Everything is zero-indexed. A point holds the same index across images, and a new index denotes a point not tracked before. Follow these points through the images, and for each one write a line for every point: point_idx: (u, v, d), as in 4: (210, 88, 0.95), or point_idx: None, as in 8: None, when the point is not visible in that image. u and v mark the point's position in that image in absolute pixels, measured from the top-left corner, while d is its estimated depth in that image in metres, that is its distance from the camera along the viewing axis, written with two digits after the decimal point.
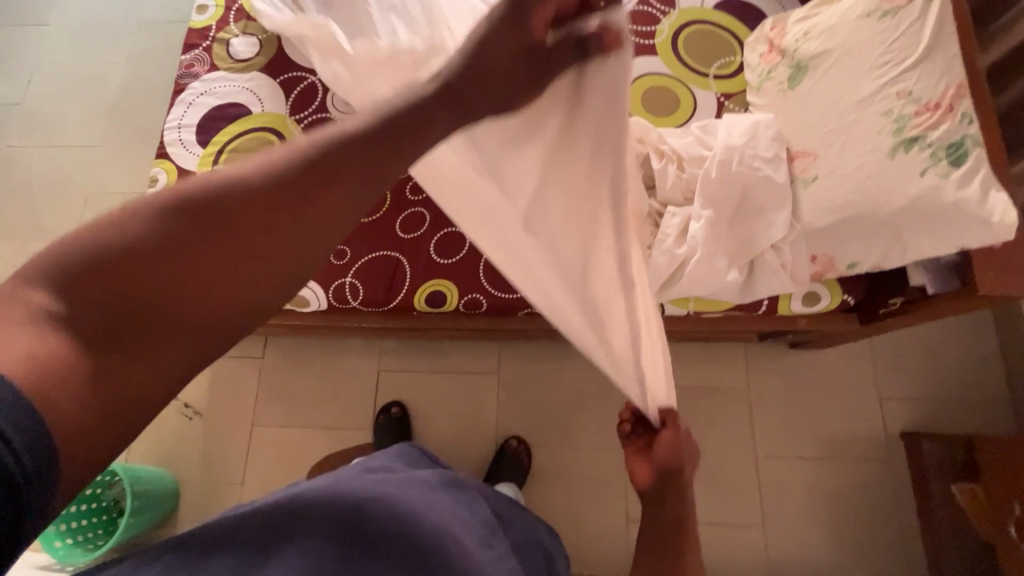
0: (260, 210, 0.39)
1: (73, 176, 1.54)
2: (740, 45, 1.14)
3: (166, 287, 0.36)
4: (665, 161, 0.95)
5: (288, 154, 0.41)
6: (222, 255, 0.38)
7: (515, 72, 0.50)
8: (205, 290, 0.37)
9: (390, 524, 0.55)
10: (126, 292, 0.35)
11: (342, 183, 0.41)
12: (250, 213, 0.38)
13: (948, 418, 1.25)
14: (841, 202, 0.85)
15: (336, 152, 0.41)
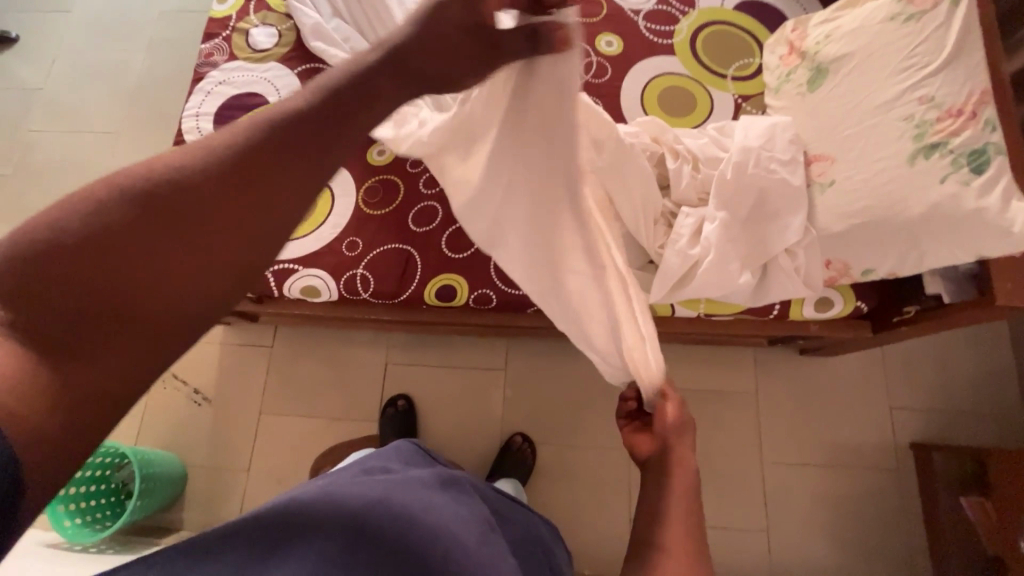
0: (201, 199, 0.37)
1: (91, 161, 1.56)
2: (760, 47, 1.13)
3: (108, 287, 0.35)
4: (680, 161, 0.95)
5: (226, 139, 0.39)
6: (166, 250, 0.37)
7: (464, 48, 0.47)
8: (143, 294, 0.36)
9: (389, 524, 0.56)
10: (68, 292, 0.34)
11: (287, 163, 0.39)
12: (191, 204, 0.37)
13: (959, 430, 1.23)
14: (858, 207, 0.84)
15: (276, 132, 0.39)
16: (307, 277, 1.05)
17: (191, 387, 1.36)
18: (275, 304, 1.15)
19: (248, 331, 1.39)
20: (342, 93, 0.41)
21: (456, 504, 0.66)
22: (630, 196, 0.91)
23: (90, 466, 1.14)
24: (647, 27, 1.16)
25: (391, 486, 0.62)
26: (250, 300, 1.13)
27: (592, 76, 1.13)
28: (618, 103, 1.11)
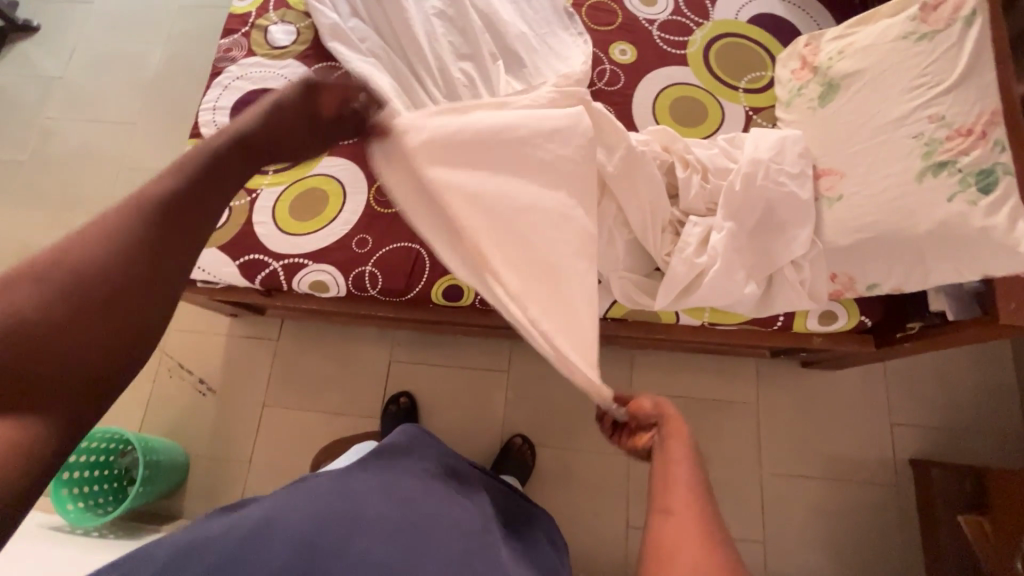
0: (92, 278, 0.43)
1: (107, 151, 1.59)
2: (772, 60, 1.14)
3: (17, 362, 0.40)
4: (690, 171, 0.96)
5: (103, 225, 0.45)
6: (65, 323, 0.42)
7: (292, 141, 0.56)
8: (51, 361, 0.41)
9: (380, 516, 0.61)
10: None
11: (164, 237, 0.46)
12: (83, 283, 0.43)
13: (959, 448, 1.23)
14: (865, 221, 0.84)
15: (147, 214, 0.46)
16: (316, 272, 1.06)
17: (197, 376, 1.37)
18: (283, 298, 1.16)
19: (255, 323, 1.41)
20: (201, 178, 0.49)
21: (450, 496, 0.68)
22: (639, 203, 0.92)
23: (92, 450, 1.16)
24: (661, 37, 1.17)
25: (378, 486, 0.65)
26: (259, 292, 1.14)
27: (604, 84, 1.14)
28: (629, 111, 1.12)
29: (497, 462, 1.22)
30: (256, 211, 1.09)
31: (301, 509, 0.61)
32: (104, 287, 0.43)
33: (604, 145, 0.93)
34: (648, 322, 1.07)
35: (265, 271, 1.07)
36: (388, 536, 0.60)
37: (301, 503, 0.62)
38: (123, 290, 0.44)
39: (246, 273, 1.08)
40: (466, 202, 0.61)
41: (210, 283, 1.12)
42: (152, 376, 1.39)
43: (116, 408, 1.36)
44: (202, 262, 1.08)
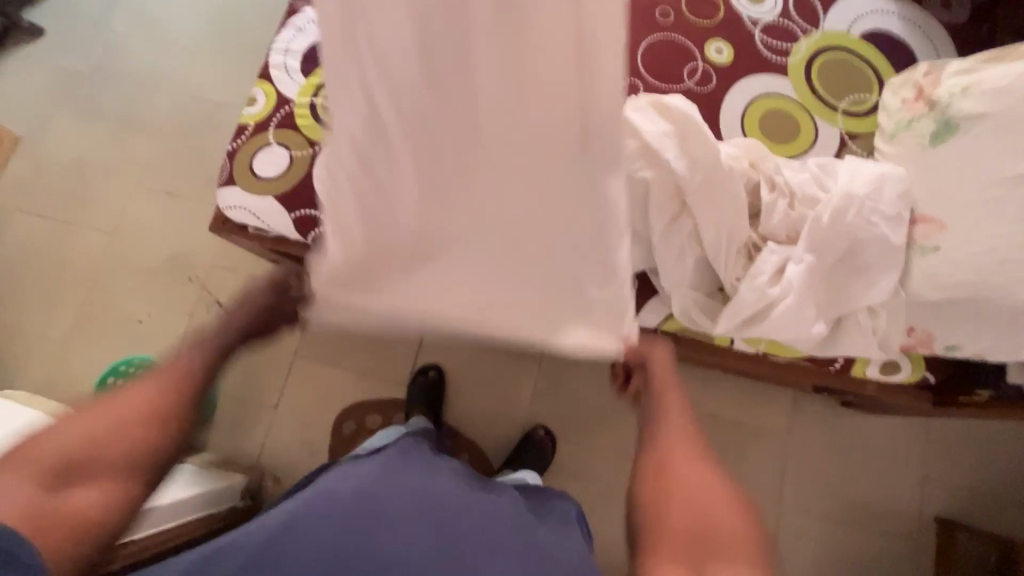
0: (131, 419, 0.72)
1: (168, 74, 1.56)
2: (880, 83, 1.06)
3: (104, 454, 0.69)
4: (776, 195, 0.90)
5: (139, 395, 0.74)
6: (128, 437, 0.71)
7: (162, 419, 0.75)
8: (106, 451, 0.69)
9: (412, 512, 0.57)
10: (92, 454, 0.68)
11: (143, 400, 0.74)
12: (124, 425, 0.71)
13: (991, 512, 1.19)
14: (961, 278, 0.79)
15: (138, 396, 0.74)
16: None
17: (233, 316, 1.38)
18: None
19: (295, 273, 1.40)
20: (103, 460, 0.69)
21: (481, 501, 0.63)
22: (718, 222, 0.88)
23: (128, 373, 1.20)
24: (763, 40, 1.09)
25: (409, 483, 0.61)
26: (307, 247, 1.12)
27: (693, 83, 1.07)
28: (715, 118, 1.05)
29: (516, 452, 1.22)
30: (316, 165, 1.07)
31: (321, 506, 0.57)
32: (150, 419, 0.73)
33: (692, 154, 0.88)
34: (699, 341, 1.03)
35: (318, 229, 1.05)
36: (416, 525, 0.56)
37: (322, 497, 0.58)
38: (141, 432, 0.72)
39: (301, 228, 1.06)
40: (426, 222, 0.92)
41: (261, 231, 1.11)
42: (189, 310, 1.40)
43: (153, 335, 1.39)
44: (257, 209, 1.06)
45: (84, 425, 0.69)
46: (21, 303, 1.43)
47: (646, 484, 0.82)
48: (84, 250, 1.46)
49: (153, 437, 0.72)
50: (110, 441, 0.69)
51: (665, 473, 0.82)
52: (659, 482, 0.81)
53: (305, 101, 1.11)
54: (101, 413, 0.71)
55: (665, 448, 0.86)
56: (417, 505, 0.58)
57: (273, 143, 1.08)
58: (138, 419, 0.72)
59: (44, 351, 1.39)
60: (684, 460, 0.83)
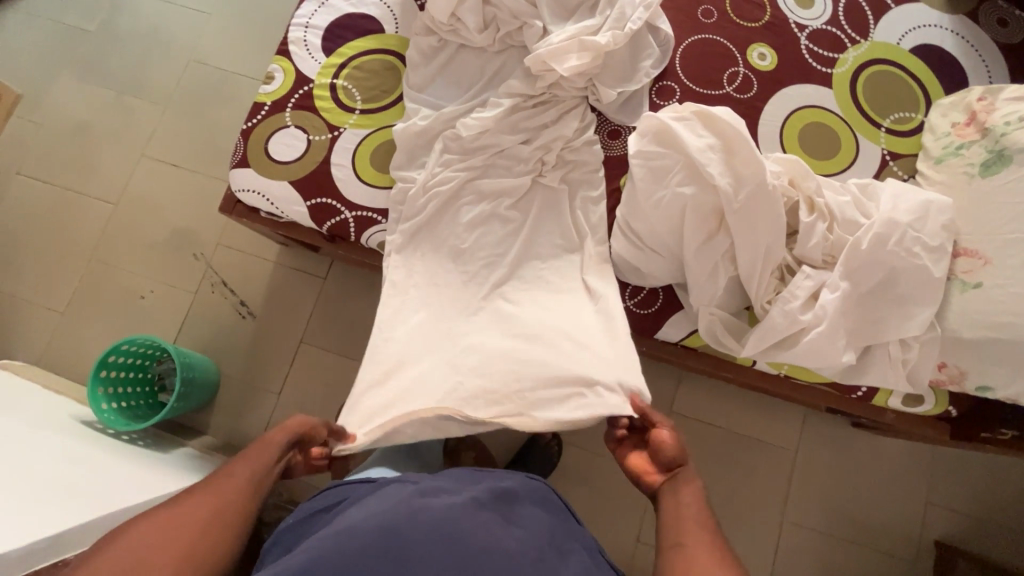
0: (194, 520, 0.63)
1: (178, 38, 1.49)
2: (928, 102, 1.01)
3: (159, 556, 0.59)
4: (815, 216, 0.87)
5: (211, 496, 0.66)
6: (188, 537, 0.61)
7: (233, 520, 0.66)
8: (159, 553, 0.59)
9: (435, 555, 0.54)
10: (135, 552, 0.59)
11: (204, 494, 0.66)
12: (187, 524, 0.62)
13: (991, 540, 1.20)
14: (1003, 318, 0.77)
15: (206, 492, 0.66)
16: (387, 232, 1.00)
17: (239, 297, 1.35)
18: (344, 247, 1.09)
19: (304, 256, 1.36)
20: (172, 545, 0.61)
21: (505, 528, 0.58)
22: (754, 242, 0.85)
23: (131, 354, 1.17)
24: (809, 48, 1.04)
25: (428, 516, 0.57)
26: (321, 235, 1.08)
27: (733, 89, 1.02)
28: (754, 128, 1.01)
29: (521, 453, 1.21)
30: (335, 151, 1.02)
31: (341, 553, 0.54)
32: (211, 520, 0.64)
33: (734, 171, 0.85)
34: (720, 358, 1.00)
35: (334, 219, 1.01)
36: None
37: (345, 540, 0.55)
38: (203, 537, 0.62)
39: (315, 215, 1.01)
40: (436, 269, 0.98)
41: (273, 216, 1.06)
42: (194, 289, 1.36)
43: (157, 311, 1.35)
44: (271, 194, 1.02)
45: (146, 531, 0.60)
46: (20, 271, 1.39)
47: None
48: (86, 219, 1.41)
49: (217, 547, 0.62)
50: (165, 552, 0.59)
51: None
52: None
53: (324, 82, 1.05)
54: (160, 522, 0.62)
55: (679, 541, 0.68)
56: (442, 554, 0.54)
57: (290, 125, 1.03)
58: (198, 524, 0.63)
59: (43, 321, 1.36)
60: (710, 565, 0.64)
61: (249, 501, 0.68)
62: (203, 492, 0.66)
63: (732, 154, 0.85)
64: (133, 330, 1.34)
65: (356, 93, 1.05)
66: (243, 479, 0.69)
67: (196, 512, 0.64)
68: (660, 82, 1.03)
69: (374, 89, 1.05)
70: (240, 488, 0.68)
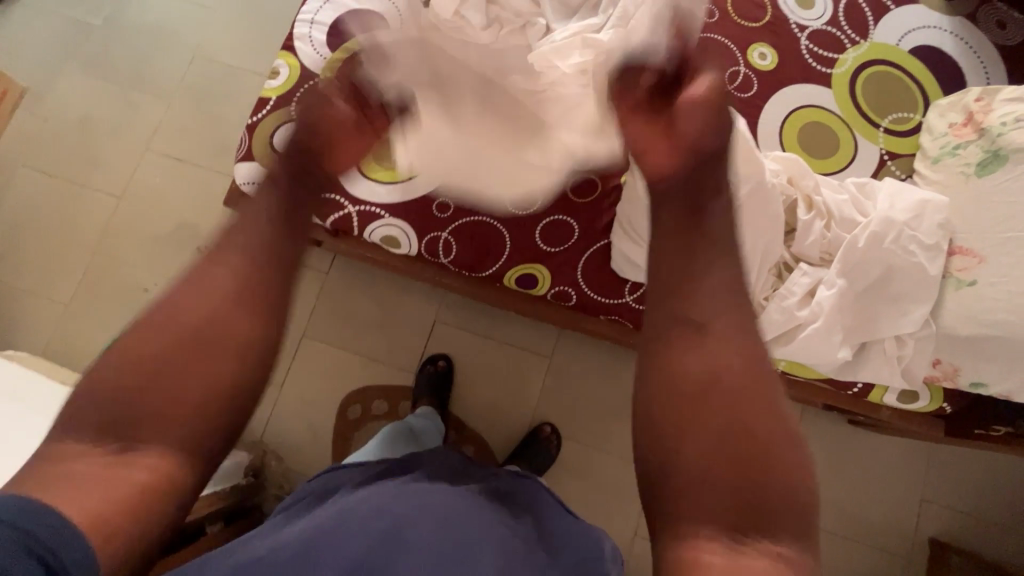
0: (191, 333, 0.61)
1: (184, 33, 1.50)
2: (926, 102, 1.02)
3: (156, 378, 0.59)
4: (814, 214, 0.88)
5: (203, 301, 0.63)
6: (184, 358, 0.60)
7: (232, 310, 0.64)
8: (155, 379, 0.59)
9: (430, 537, 0.55)
10: (128, 374, 0.58)
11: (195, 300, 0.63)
12: (181, 342, 0.61)
13: (984, 537, 1.21)
14: (997, 315, 0.79)
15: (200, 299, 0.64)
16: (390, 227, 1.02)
17: None
18: (348, 241, 1.11)
19: (307, 250, 1.37)
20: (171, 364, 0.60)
21: (498, 519, 0.60)
22: (753, 239, 0.86)
23: None
24: (809, 48, 1.04)
25: (426, 504, 0.59)
26: (324, 229, 1.09)
27: (734, 88, 1.03)
28: (753, 127, 1.02)
29: (521, 448, 1.22)
30: None
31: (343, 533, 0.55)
32: (208, 335, 0.62)
33: None
34: None
35: (338, 214, 1.02)
36: (436, 556, 0.54)
37: (344, 521, 0.56)
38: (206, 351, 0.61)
39: (319, 209, 1.02)
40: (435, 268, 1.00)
41: None
42: None
43: None
44: None
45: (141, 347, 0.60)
46: (25, 263, 1.40)
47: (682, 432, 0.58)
48: (91, 212, 1.42)
49: (215, 362, 0.61)
50: (162, 370, 0.59)
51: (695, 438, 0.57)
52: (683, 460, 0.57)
53: (329, 77, 1.06)
54: (157, 334, 0.61)
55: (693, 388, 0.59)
56: (437, 537, 0.55)
57: (295, 120, 1.04)
58: (195, 336, 0.61)
59: (47, 313, 1.37)
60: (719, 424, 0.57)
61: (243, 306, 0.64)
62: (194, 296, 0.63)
63: None
64: None
65: None
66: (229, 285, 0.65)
67: (187, 326, 0.62)
68: None
69: None
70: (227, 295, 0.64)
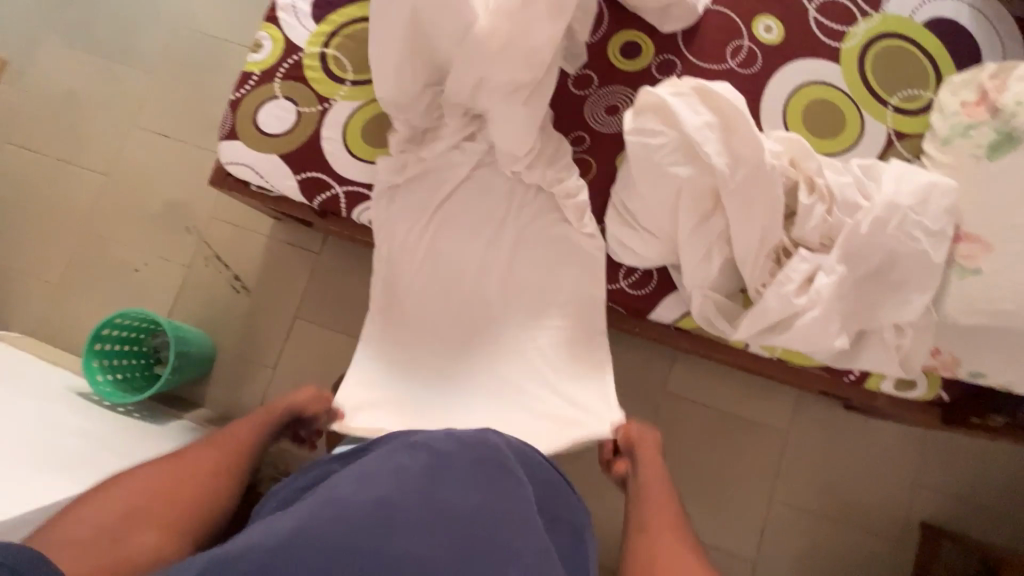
0: (179, 477, 0.78)
1: (166, 3, 1.44)
2: (939, 79, 0.97)
3: (132, 509, 0.73)
4: (814, 198, 0.85)
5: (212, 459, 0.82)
6: (159, 502, 0.75)
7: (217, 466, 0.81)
8: (137, 510, 0.73)
9: (422, 520, 0.57)
10: (94, 522, 0.71)
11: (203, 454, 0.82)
12: (158, 485, 0.76)
13: (977, 522, 1.21)
14: (1001, 305, 0.76)
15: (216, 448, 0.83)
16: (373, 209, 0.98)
17: (232, 272, 1.34)
18: (338, 224, 1.08)
19: (297, 231, 1.35)
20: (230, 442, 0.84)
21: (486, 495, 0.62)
22: (752, 224, 0.83)
23: (126, 327, 1.17)
24: (817, 20, 0.99)
25: (417, 483, 0.61)
26: (312, 211, 1.06)
27: (737, 63, 0.98)
28: (756, 105, 0.97)
29: None
30: (325, 124, 1.00)
31: (338, 515, 0.57)
32: (194, 480, 0.79)
33: (732, 150, 0.83)
34: (714, 340, 0.99)
35: (325, 194, 0.99)
36: (429, 540, 0.56)
37: (333, 505, 0.58)
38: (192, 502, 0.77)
39: (305, 190, 0.99)
40: (418, 252, 0.98)
41: (263, 190, 1.04)
42: (187, 262, 1.36)
43: (151, 285, 1.35)
44: (260, 167, 1.00)
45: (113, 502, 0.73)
46: (15, 243, 1.38)
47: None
48: (78, 191, 1.39)
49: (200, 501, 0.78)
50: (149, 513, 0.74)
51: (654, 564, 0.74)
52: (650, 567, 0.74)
53: (314, 51, 1.02)
54: (114, 498, 0.74)
55: (642, 527, 0.79)
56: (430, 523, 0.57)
57: (280, 96, 1.00)
58: (194, 488, 0.78)
59: (39, 293, 1.36)
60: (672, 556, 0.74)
61: (241, 456, 0.85)
62: (186, 458, 0.81)
63: (731, 133, 0.83)
64: (128, 303, 1.35)
65: (346, 64, 1.02)
66: (239, 440, 0.86)
67: (172, 489, 0.77)
68: (661, 55, 1.00)
69: (364, 60, 1.02)
70: (230, 453, 0.84)
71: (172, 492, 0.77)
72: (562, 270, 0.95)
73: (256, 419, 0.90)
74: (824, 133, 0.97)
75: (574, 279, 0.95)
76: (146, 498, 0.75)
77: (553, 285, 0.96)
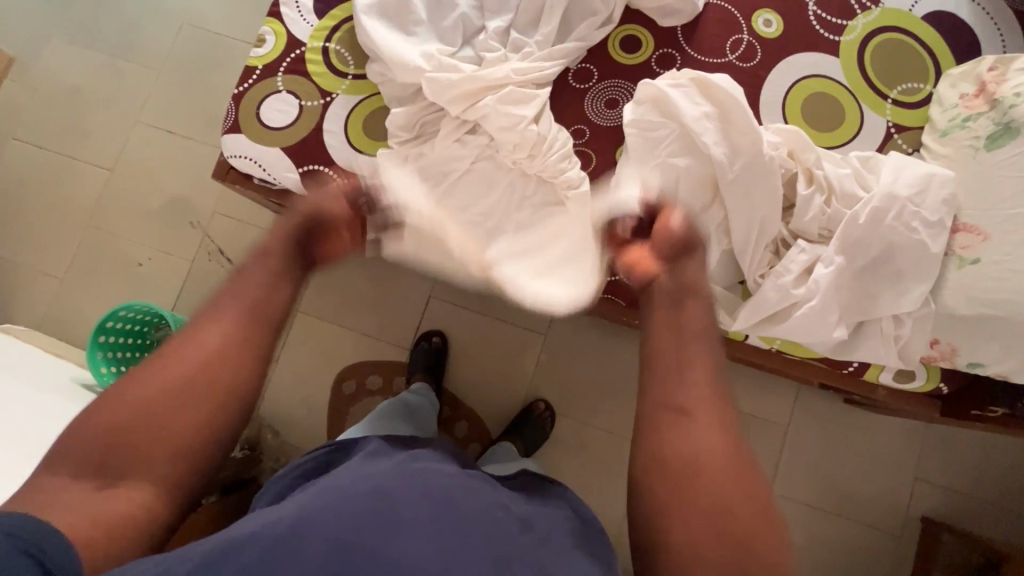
0: (167, 392, 0.61)
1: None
2: (938, 73, 0.97)
3: (116, 443, 0.58)
4: (813, 189, 0.85)
5: (207, 359, 0.64)
6: (142, 432, 0.59)
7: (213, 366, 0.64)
8: (121, 445, 0.58)
9: (427, 513, 0.53)
10: (74, 466, 0.57)
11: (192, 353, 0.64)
12: (142, 405, 0.60)
13: (978, 516, 1.21)
14: (1000, 295, 0.76)
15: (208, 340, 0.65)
16: None
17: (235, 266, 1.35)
18: None
19: None
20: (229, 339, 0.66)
21: (489, 502, 0.58)
22: (750, 216, 0.84)
23: (130, 320, 1.17)
24: (816, 14, 0.99)
25: (420, 480, 0.57)
26: None
27: (736, 57, 0.99)
28: (755, 99, 0.98)
29: (515, 425, 1.22)
30: (327, 118, 1.00)
31: (337, 509, 0.51)
32: (185, 391, 0.62)
33: (731, 141, 0.83)
34: None
35: (327, 187, 1.00)
36: (435, 534, 0.51)
37: (333, 497, 0.53)
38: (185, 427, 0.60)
39: (307, 183, 1.00)
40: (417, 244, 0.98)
41: (266, 183, 1.05)
42: (191, 257, 1.37)
43: (155, 279, 1.36)
44: (263, 160, 1.00)
45: (93, 433, 0.58)
46: (21, 237, 1.39)
47: (653, 483, 0.60)
48: (83, 186, 1.40)
49: (193, 420, 0.61)
50: (134, 447, 0.58)
51: (686, 464, 0.59)
52: (678, 467, 0.59)
53: (316, 46, 1.03)
54: (99, 422, 0.59)
55: (679, 407, 0.63)
56: (436, 517, 0.53)
57: (283, 90, 1.01)
58: (183, 403, 0.61)
59: (44, 287, 1.37)
60: (714, 459, 0.59)
61: (238, 348, 0.66)
62: (173, 360, 0.63)
63: (729, 124, 0.84)
64: (133, 297, 1.36)
65: (348, 58, 1.03)
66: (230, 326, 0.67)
67: (160, 411, 0.60)
68: (661, 49, 1.00)
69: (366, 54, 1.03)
70: (224, 348, 0.65)
71: (156, 415, 0.60)
72: (562, 262, 0.96)
73: (248, 297, 0.70)
74: (824, 125, 0.97)
75: (574, 271, 0.95)
76: (127, 422, 0.59)
77: (553, 277, 0.96)
